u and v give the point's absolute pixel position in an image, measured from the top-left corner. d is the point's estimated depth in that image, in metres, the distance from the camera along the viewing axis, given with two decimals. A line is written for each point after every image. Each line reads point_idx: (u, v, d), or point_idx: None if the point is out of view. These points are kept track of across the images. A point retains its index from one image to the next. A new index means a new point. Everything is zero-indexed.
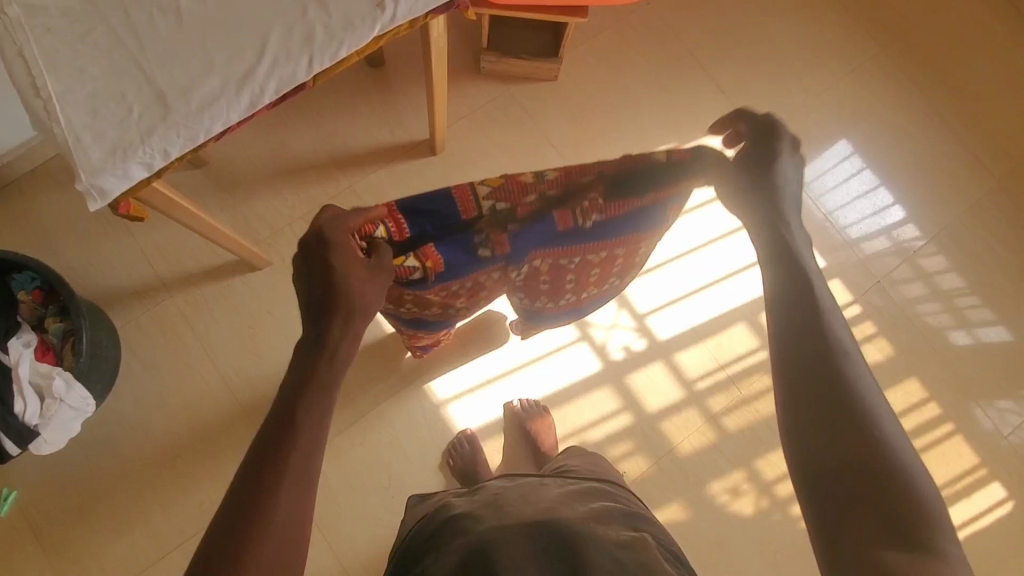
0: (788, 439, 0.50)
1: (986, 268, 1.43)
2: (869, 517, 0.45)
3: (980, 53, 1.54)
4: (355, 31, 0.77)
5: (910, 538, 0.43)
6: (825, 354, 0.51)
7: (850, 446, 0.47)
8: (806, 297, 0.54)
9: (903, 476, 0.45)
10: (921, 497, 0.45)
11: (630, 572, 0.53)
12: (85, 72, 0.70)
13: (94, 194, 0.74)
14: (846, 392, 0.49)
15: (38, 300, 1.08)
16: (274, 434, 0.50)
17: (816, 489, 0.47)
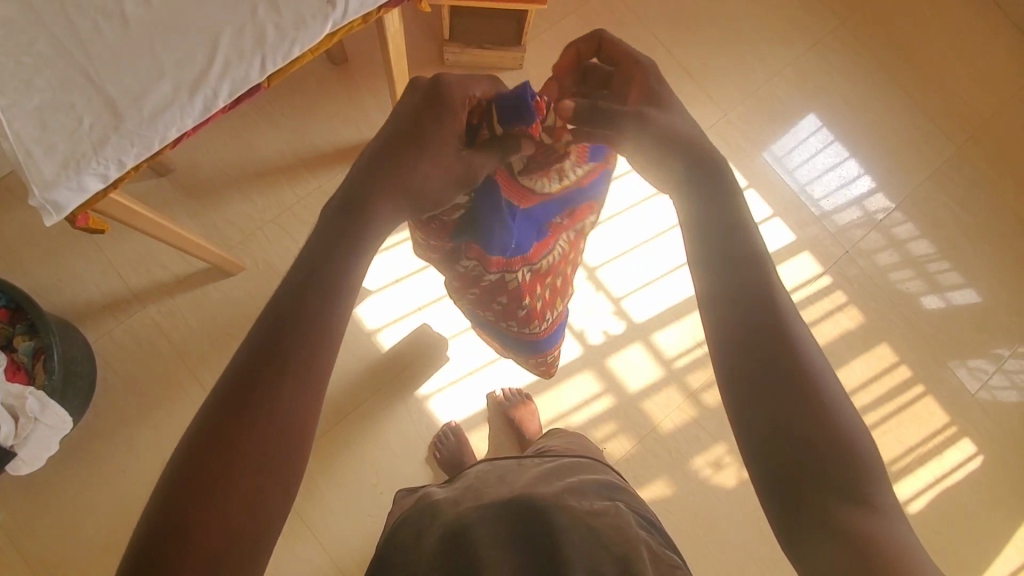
0: (737, 418, 0.47)
1: (951, 232, 1.47)
2: (817, 485, 0.44)
3: (936, 21, 1.57)
4: (307, 29, 0.76)
5: (854, 498, 0.43)
6: (769, 325, 0.47)
7: (804, 422, 0.45)
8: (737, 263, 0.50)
9: (845, 440, 0.44)
10: (860, 452, 0.44)
11: (603, 539, 0.55)
12: (30, 84, 0.69)
13: (49, 209, 0.72)
14: (792, 363, 0.46)
15: (4, 319, 1.07)
16: (216, 411, 0.43)
17: (764, 465, 0.45)
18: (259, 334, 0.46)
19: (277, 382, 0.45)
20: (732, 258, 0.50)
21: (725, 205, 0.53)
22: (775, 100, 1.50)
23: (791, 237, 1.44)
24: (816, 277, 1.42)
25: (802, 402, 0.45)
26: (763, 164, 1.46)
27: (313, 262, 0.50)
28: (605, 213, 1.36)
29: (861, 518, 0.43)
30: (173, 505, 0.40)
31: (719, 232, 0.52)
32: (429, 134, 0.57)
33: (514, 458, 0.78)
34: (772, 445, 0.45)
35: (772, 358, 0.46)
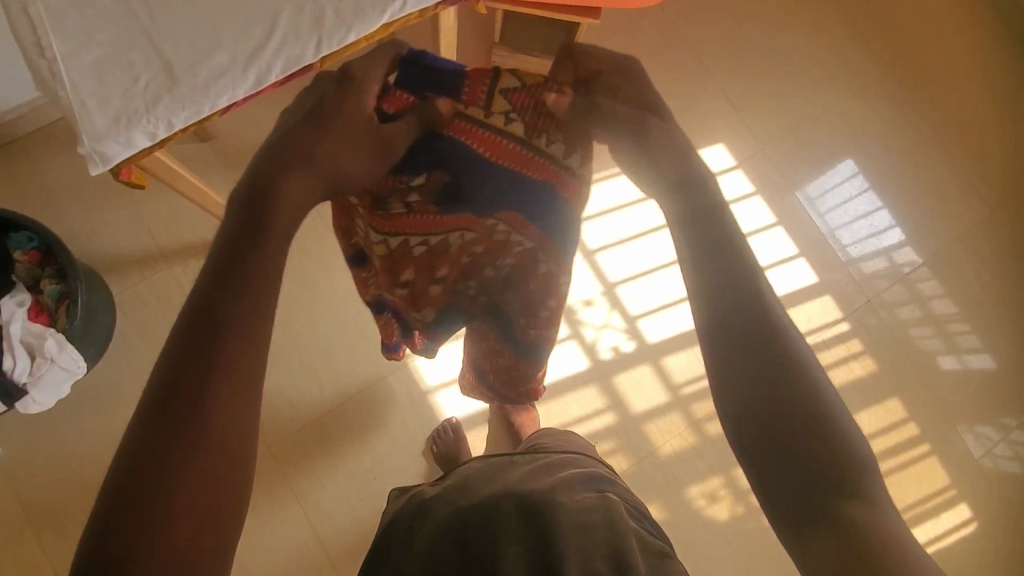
0: (737, 427, 0.40)
1: (977, 295, 1.45)
2: (821, 487, 0.37)
3: (987, 82, 1.55)
4: (365, 17, 0.78)
5: (850, 492, 0.37)
6: (768, 326, 0.41)
7: (800, 413, 0.39)
8: (719, 241, 0.44)
9: (839, 428, 0.39)
10: (852, 438, 0.39)
11: (597, 530, 0.55)
12: (93, 38, 0.72)
13: (96, 159, 0.74)
14: (792, 363, 0.40)
15: (34, 261, 1.08)
16: (161, 394, 0.36)
17: (768, 474, 0.39)
18: (198, 309, 0.38)
19: (221, 354, 0.37)
20: (715, 238, 0.45)
21: (692, 180, 0.48)
22: (815, 141, 1.49)
23: (814, 279, 1.42)
24: (835, 322, 1.41)
25: (793, 391, 0.39)
26: (795, 203, 1.45)
27: (253, 230, 0.42)
28: (631, 231, 1.36)
29: (863, 512, 0.36)
30: (132, 507, 0.34)
31: (703, 217, 0.46)
32: (330, 105, 0.53)
33: (506, 454, 0.78)
34: (759, 440, 0.39)
35: (761, 344, 0.41)
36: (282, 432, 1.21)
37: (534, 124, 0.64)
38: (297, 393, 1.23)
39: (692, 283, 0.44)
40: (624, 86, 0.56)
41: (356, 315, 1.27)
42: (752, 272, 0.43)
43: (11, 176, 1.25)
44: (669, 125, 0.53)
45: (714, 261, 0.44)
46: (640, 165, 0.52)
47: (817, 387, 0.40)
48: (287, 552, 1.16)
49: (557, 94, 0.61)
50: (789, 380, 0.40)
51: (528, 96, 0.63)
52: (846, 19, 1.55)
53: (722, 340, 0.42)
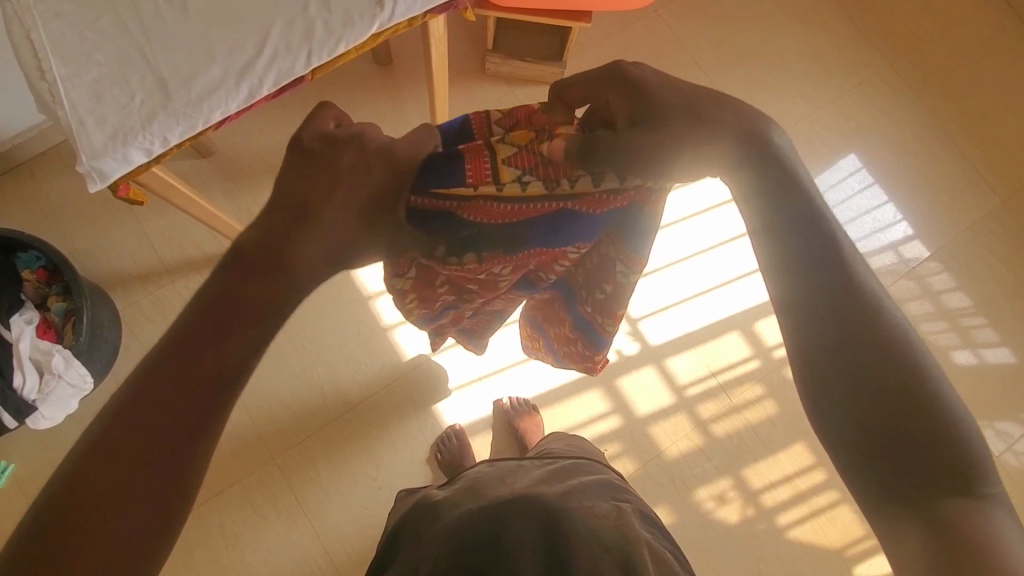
0: (829, 414, 0.43)
1: (989, 287, 1.42)
2: (923, 473, 0.40)
3: (990, 69, 1.53)
4: (354, 27, 0.79)
5: (950, 483, 0.39)
6: (861, 313, 0.43)
7: (899, 409, 0.41)
8: (800, 242, 0.45)
9: (942, 417, 0.40)
10: (955, 421, 0.40)
11: (606, 541, 0.54)
12: (90, 58, 0.74)
13: (94, 176, 0.75)
14: (885, 347, 0.42)
15: (43, 279, 1.11)
16: (127, 409, 0.37)
17: (862, 460, 0.41)
18: (179, 337, 0.38)
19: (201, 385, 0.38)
20: (804, 236, 0.45)
21: (777, 161, 0.46)
22: (814, 137, 1.48)
23: None
24: None
25: (890, 389, 0.41)
26: None
27: (252, 254, 0.41)
28: None
29: (962, 503, 0.39)
30: (66, 527, 0.35)
31: (791, 206, 0.46)
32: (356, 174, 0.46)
33: (515, 459, 0.78)
34: (858, 439, 0.41)
35: (854, 346, 0.42)
36: (288, 443, 1.22)
37: (547, 175, 0.56)
38: (301, 404, 1.24)
39: (778, 289, 0.45)
40: (620, 97, 0.48)
41: (358, 325, 1.27)
42: (845, 277, 0.44)
43: (20, 196, 1.27)
44: (700, 99, 0.46)
45: (798, 267, 0.45)
46: (689, 167, 0.48)
47: (917, 376, 0.41)
48: (295, 564, 1.16)
49: (557, 138, 0.54)
50: (888, 376, 0.41)
51: (530, 154, 0.56)
52: (842, 13, 1.54)
53: (820, 350, 0.43)
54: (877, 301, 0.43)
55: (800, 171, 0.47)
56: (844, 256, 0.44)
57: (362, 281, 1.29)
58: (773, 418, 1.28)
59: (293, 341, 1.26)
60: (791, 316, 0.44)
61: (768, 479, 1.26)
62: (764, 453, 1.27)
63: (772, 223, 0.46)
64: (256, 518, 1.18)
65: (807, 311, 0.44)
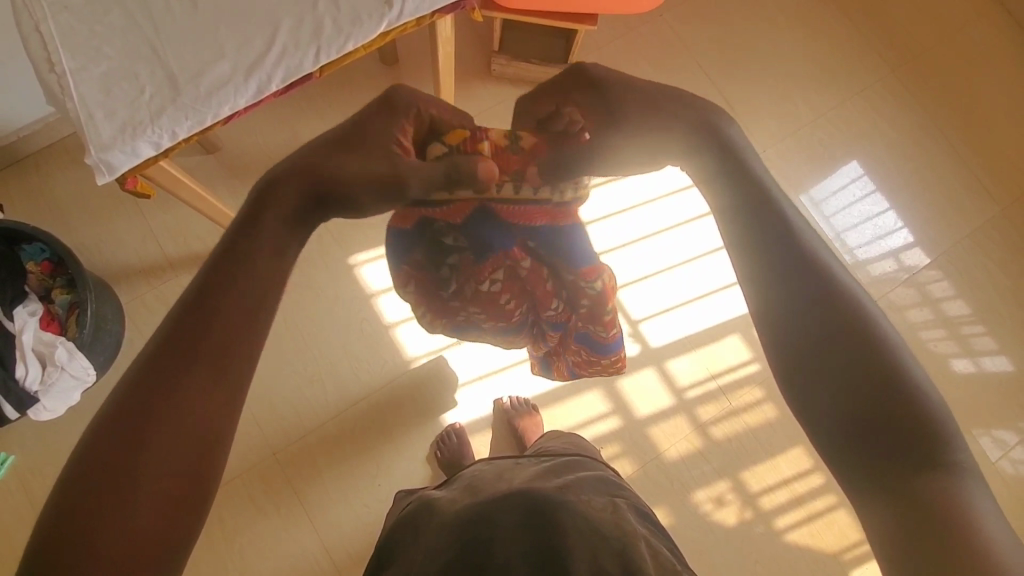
0: (801, 398, 0.41)
1: (989, 295, 1.43)
2: (895, 452, 0.38)
3: (991, 79, 1.54)
4: (362, 26, 0.80)
5: (921, 457, 0.37)
6: (821, 291, 0.42)
7: (863, 380, 0.39)
8: (759, 224, 0.46)
9: (906, 387, 0.39)
10: (925, 396, 0.38)
11: (604, 533, 0.55)
12: (101, 52, 0.74)
13: (103, 169, 0.75)
14: (847, 323, 0.41)
15: (46, 271, 1.11)
16: (120, 419, 0.35)
17: (837, 442, 0.39)
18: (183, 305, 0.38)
19: (197, 385, 0.37)
20: (761, 222, 0.46)
21: (732, 151, 0.50)
22: (816, 142, 1.49)
23: None
24: None
25: (851, 363, 0.40)
26: (798, 206, 1.45)
27: (236, 250, 0.41)
28: (633, 235, 1.36)
29: (935, 476, 0.37)
30: (91, 501, 0.33)
31: (750, 196, 0.47)
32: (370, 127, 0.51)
33: (511, 458, 0.78)
34: (826, 413, 0.40)
35: (813, 320, 0.42)
36: (288, 439, 1.22)
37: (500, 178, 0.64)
38: (301, 400, 1.24)
39: (744, 269, 0.46)
40: (575, 97, 0.58)
41: (360, 322, 1.28)
42: (804, 258, 0.44)
43: (26, 189, 1.28)
44: (658, 95, 0.53)
45: (761, 248, 0.45)
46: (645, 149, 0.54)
47: (883, 351, 0.40)
48: (292, 559, 1.17)
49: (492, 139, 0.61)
50: (848, 348, 0.40)
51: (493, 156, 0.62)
52: (846, 21, 1.55)
53: (787, 332, 0.42)
54: (837, 278, 0.43)
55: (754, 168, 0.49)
56: (800, 238, 0.45)
57: (364, 278, 1.30)
58: (772, 423, 1.29)
59: (295, 337, 1.26)
60: (760, 303, 0.44)
61: (766, 482, 1.26)
62: (763, 456, 1.27)
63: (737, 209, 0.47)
64: (254, 513, 1.18)
65: (770, 288, 0.44)
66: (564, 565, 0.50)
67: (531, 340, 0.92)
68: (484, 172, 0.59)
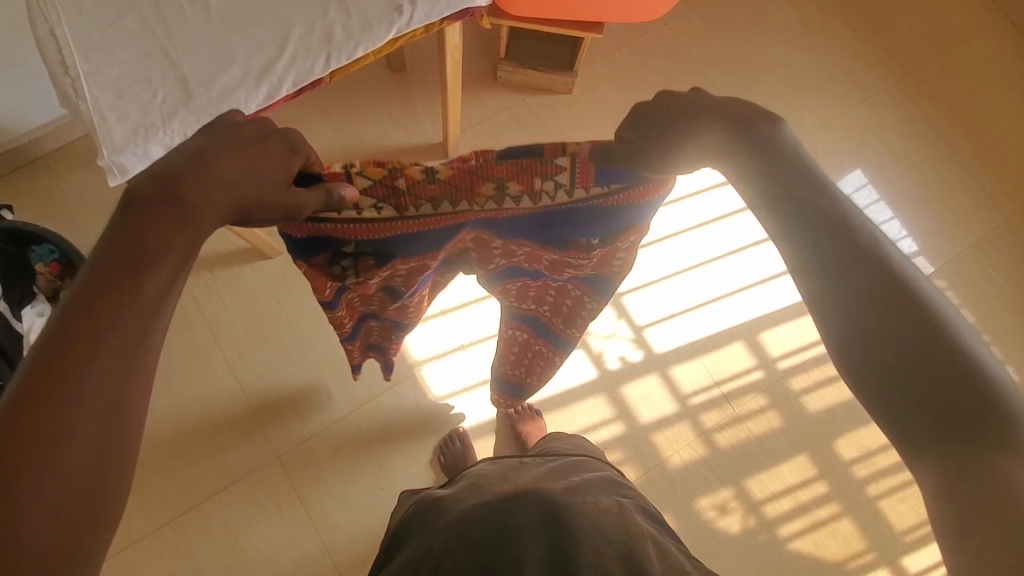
0: (867, 385, 0.42)
1: (994, 305, 1.43)
2: (965, 437, 0.39)
3: (995, 89, 1.55)
4: (372, 32, 0.81)
5: (992, 439, 0.38)
6: (886, 279, 0.41)
7: (930, 367, 0.39)
8: (803, 208, 0.45)
9: (977, 371, 0.39)
10: (996, 379, 0.39)
11: (609, 534, 0.55)
12: (114, 56, 0.76)
13: (115, 171, 0.76)
14: (915, 310, 0.40)
15: (55, 273, 1.11)
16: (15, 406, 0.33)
17: (905, 428, 0.40)
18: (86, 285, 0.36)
19: (106, 364, 0.35)
20: (810, 209, 0.45)
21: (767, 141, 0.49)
22: (820, 151, 1.49)
23: None
24: None
25: (916, 350, 0.40)
26: None
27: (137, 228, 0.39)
28: None
29: (1006, 458, 0.37)
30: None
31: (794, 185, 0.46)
32: (268, 145, 0.49)
33: (517, 457, 0.78)
34: (894, 404, 0.40)
35: (871, 308, 0.41)
36: (292, 441, 1.22)
37: (450, 194, 0.65)
38: (307, 403, 1.24)
39: (795, 261, 0.45)
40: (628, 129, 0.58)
41: None
42: (864, 247, 0.43)
43: (35, 190, 1.29)
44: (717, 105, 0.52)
45: (809, 234, 0.44)
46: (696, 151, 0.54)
47: (952, 337, 0.40)
48: (295, 562, 1.16)
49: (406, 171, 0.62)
50: (913, 334, 0.40)
51: (429, 187, 0.63)
52: (850, 30, 1.56)
53: (851, 321, 0.42)
54: (891, 263, 0.42)
55: (798, 153, 0.49)
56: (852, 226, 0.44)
57: None
58: (776, 430, 1.29)
59: (299, 339, 1.27)
60: (818, 294, 0.43)
61: (769, 490, 1.26)
62: (767, 464, 1.27)
63: (779, 199, 0.46)
64: (257, 516, 1.18)
65: (824, 277, 0.43)
66: (571, 566, 0.50)
67: (399, 318, 0.93)
68: (345, 199, 0.60)
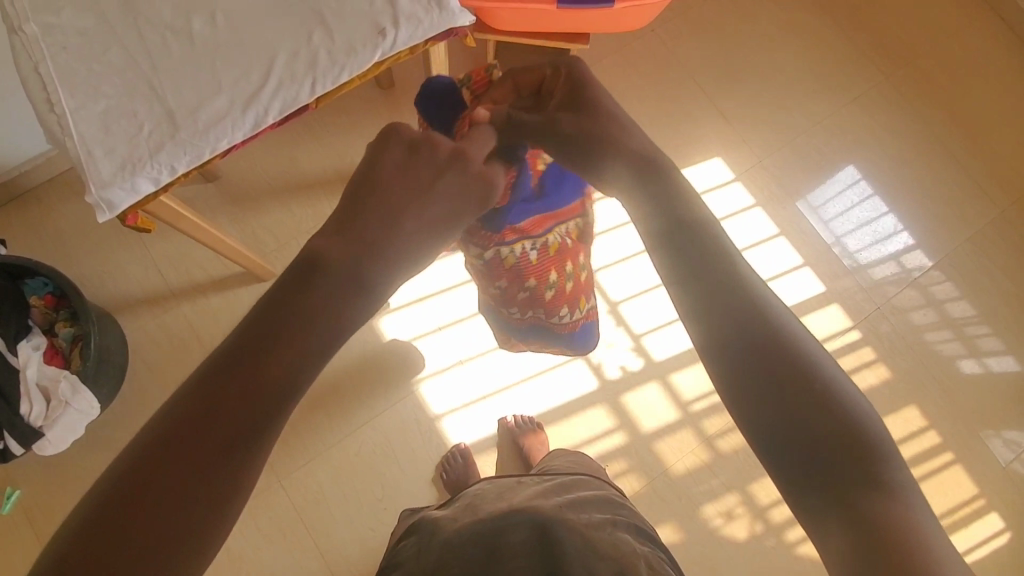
0: (739, 405, 0.42)
1: (994, 297, 1.42)
2: (835, 468, 0.38)
3: (985, 80, 1.55)
4: (357, 55, 0.81)
5: (864, 478, 0.38)
6: (763, 304, 0.43)
7: (802, 391, 0.40)
8: (685, 233, 0.47)
9: (845, 407, 0.40)
10: (864, 417, 0.40)
11: (602, 551, 0.54)
12: (99, 91, 0.76)
13: (103, 207, 0.75)
14: (787, 339, 0.42)
15: (49, 306, 1.13)
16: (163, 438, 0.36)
17: (777, 451, 0.40)
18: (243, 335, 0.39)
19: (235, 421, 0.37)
20: (688, 236, 0.47)
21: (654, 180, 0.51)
22: (812, 151, 1.49)
23: (819, 288, 1.41)
24: (845, 331, 1.39)
25: (794, 397, 0.40)
26: (797, 213, 1.45)
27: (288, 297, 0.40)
28: (633, 248, 1.36)
29: (881, 499, 0.37)
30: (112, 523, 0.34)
31: (680, 217, 0.48)
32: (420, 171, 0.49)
33: (514, 477, 0.77)
34: (771, 429, 0.40)
35: (749, 353, 0.42)
36: (293, 465, 1.22)
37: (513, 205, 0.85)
38: (306, 425, 1.24)
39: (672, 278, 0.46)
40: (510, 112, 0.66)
41: (362, 345, 1.28)
42: (740, 274, 0.45)
43: (29, 222, 1.29)
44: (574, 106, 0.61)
45: (688, 279, 0.45)
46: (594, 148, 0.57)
47: (819, 370, 0.41)
48: None
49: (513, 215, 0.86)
50: (784, 358, 0.41)
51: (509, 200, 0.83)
52: (837, 30, 1.56)
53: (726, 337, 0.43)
54: (768, 298, 0.44)
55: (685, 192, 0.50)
56: (734, 259, 0.46)
57: None
58: None
59: None
60: (693, 313, 0.44)
61: (775, 495, 1.25)
62: None
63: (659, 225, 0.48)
64: (260, 540, 1.18)
65: (702, 304, 0.44)
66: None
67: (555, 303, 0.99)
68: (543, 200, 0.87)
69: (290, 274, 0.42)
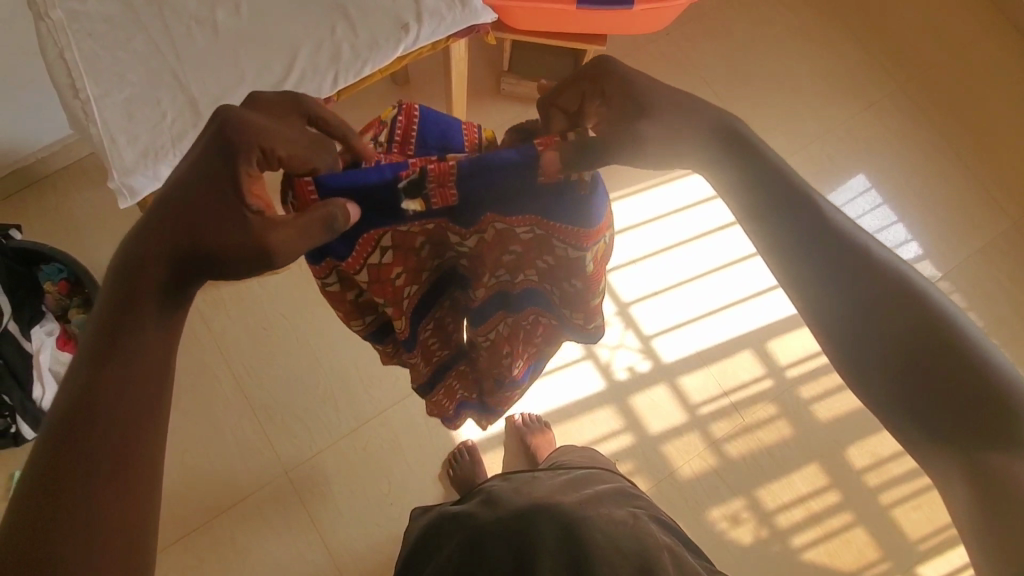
0: (863, 378, 0.46)
1: (1002, 309, 1.42)
2: (963, 423, 0.42)
3: (998, 91, 1.55)
4: (380, 49, 0.81)
5: (994, 431, 0.41)
6: (877, 278, 0.46)
7: (926, 357, 0.43)
8: (788, 212, 0.48)
9: (975, 361, 0.42)
10: (998, 368, 0.42)
11: (625, 547, 0.54)
12: (124, 78, 0.76)
13: (125, 193, 0.75)
14: (910, 307, 0.44)
15: (63, 291, 1.12)
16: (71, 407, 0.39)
17: (906, 414, 0.44)
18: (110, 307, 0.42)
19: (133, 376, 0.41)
20: (794, 216, 0.48)
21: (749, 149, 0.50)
22: (824, 158, 1.49)
23: None
24: None
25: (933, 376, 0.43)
26: None
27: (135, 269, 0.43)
28: (643, 250, 1.36)
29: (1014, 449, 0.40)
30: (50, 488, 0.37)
31: (787, 191, 0.49)
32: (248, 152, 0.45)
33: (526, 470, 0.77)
34: (894, 395, 0.45)
35: (880, 342, 0.45)
36: (302, 456, 1.22)
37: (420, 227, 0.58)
38: (315, 416, 1.24)
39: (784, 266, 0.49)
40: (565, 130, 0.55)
41: None
42: (852, 251, 0.47)
43: (44, 208, 1.30)
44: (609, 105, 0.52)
45: (794, 262, 0.48)
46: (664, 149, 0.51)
47: (948, 331, 0.43)
48: None
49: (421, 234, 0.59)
50: (908, 328, 0.44)
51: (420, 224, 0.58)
52: (851, 37, 1.57)
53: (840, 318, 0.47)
54: (884, 268, 0.46)
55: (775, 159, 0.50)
56: (841, 235, 0.47)
57: None
58: (786, 439, 1.28)
59: (306, 352, 1.27)
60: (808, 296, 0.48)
61: (781, 500, 1.25)
62: (777, 475, 1.26)
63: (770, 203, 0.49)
64: (266, 530, 1.18)
65: (814, 291, 0.48)
66: None
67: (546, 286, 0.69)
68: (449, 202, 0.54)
69: (125, 275, 0.43)
